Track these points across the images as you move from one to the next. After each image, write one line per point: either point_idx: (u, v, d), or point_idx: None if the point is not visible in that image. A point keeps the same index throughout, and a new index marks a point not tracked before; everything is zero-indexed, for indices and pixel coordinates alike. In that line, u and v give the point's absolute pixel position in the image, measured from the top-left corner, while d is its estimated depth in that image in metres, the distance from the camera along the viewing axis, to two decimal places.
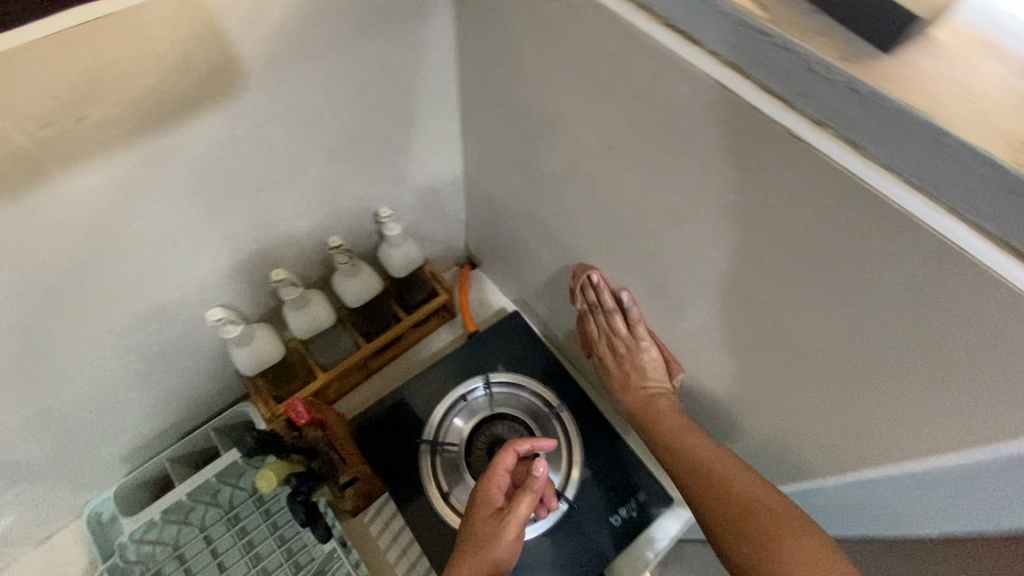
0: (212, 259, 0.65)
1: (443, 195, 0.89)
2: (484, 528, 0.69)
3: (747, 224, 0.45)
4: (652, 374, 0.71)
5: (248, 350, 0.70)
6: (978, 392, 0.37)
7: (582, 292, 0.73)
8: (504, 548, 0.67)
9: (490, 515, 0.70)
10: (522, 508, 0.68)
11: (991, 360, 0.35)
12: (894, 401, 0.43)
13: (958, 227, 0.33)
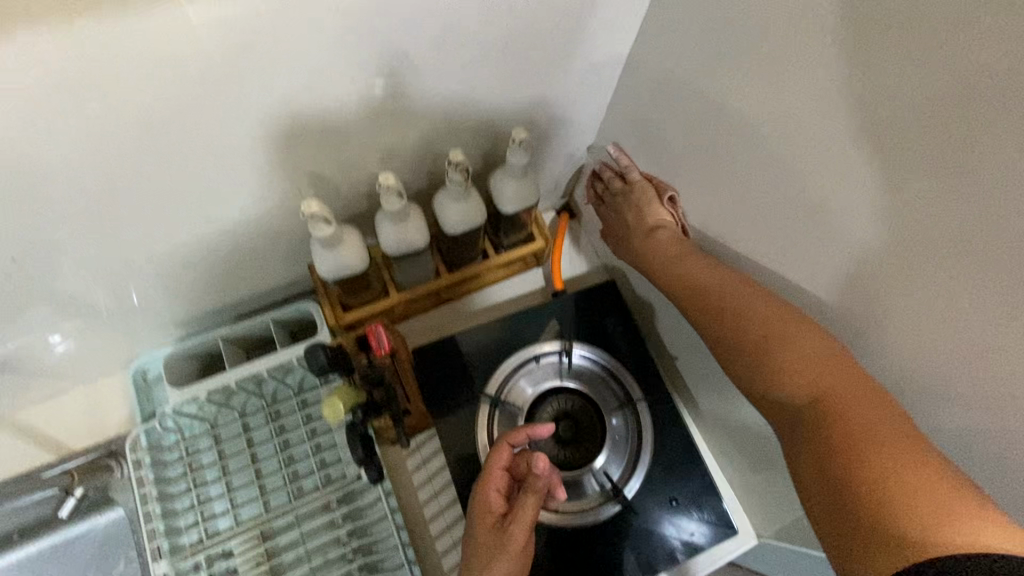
0: (318, 140, 0.55)
1: (575, 127, 0.75)
2: (488, 539, 0.62)
3: None
4: (647, 211, 0.69)
5: (332, 253, 0.62)
6: None
7: (601, 169, 0.77)
8: (511, 558, 0.61)
9: (492, 521, 0.64)
10: (525, 516, 0.62)
11: None
12: None
13: None
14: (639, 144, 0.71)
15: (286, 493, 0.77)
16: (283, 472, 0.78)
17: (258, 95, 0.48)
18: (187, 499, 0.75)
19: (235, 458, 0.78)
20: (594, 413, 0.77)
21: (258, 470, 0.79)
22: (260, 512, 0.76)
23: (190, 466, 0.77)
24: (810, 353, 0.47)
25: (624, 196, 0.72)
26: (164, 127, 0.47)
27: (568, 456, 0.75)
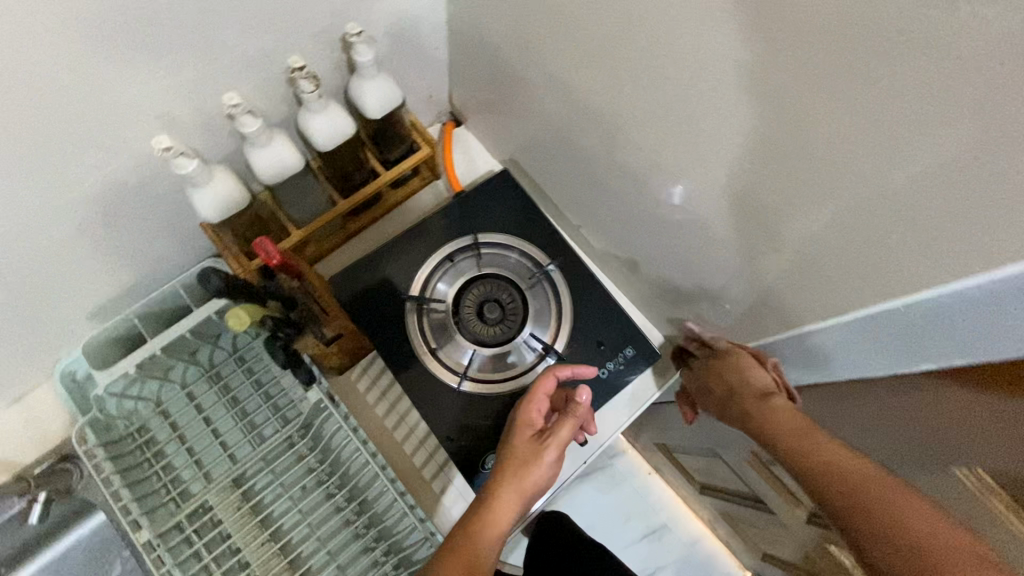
0: (157, 78, 0.55)
1: (424, 24, 0.77)
2: (527, 456, 0.67)
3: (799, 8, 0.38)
4: (750, 376, 0.69)
5: (209, 193, 0.63)
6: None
7: (691, 345, 0.83)
8: (545, 470, 0.67)
9: (534, 441, 0.69)
10: (568, 435, 0.69)
11: None
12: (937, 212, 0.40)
13: None
14: (488, 23, 0.73)
15: (249, 443, 0.81)
16: (240, 426, 0.81)
17: (72, 36, 0.46)
18: (153, 475, 0.77)
19: (191, 427, 0.80)
20: (515, 292, 0.82)
21: (215, 432, 0.81)
22: (228, 467, 0.79)
23: (147, 446, 0.79)
24: (785, 424, 0.63)
25: (711, 360, 0.77)
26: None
27: (500, 334, 0.80)
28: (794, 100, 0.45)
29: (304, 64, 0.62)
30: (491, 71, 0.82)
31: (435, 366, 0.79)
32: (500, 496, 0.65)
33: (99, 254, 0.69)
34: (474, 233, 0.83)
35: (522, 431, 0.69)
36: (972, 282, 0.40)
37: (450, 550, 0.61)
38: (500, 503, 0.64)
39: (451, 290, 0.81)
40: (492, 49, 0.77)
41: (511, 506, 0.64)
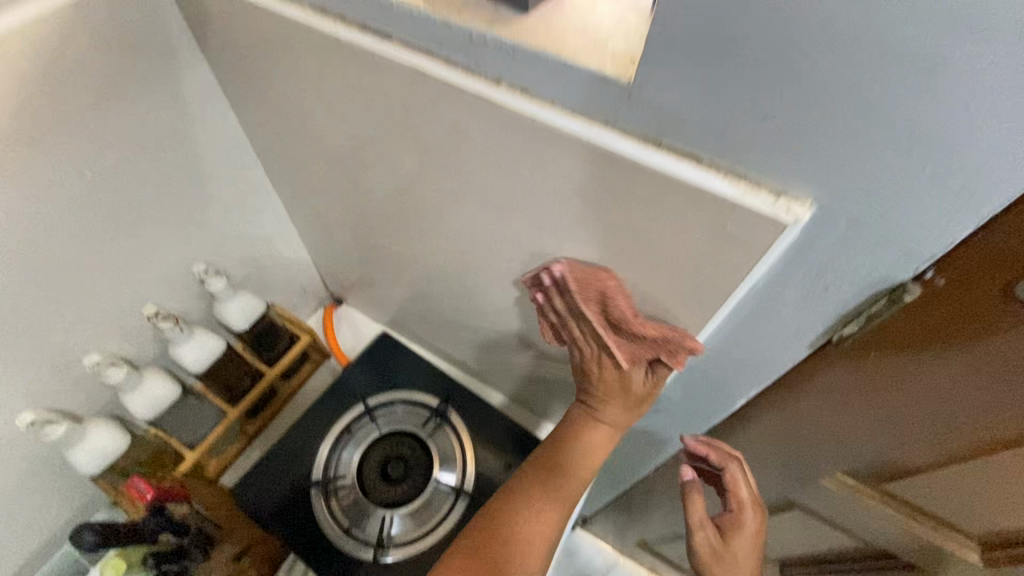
0: (15, 366, 0.60)
1: (275, 239, 0.89)
2: (553, 466, 0.60)
3: (497, 184, 0.51)
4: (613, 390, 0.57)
5: (86, 448, 0.66)
6: (688, 271, 0.45)
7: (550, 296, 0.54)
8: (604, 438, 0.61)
9: (579, 436, 0.61)
10: (604, 451, 0.61)
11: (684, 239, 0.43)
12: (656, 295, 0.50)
13: (618, 140, 0.40)
14: (327, 226, 0.86)
15: None
16: None
17: None
18: None
19: None
20: (414, 444, 0.86)
21: None
22: None
23: None
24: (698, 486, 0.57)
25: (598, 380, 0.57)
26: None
27: (410, 490, 0.82)
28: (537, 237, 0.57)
29: (158, 308, 0.70)
30: (346, 258, 0.94)
31: (354, 547, 0.79)
32: (522, 497, 0.58)
33: None
34: (365, 400, 0.89)
35: (566, 448, 0.60)
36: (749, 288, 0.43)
37: (460, 549, 0.55)
38: (534, 535, 0.56)
39: (355, 461, 0.84)
40: (340, 243, 0.90)
41: (541, 528, 0.57)
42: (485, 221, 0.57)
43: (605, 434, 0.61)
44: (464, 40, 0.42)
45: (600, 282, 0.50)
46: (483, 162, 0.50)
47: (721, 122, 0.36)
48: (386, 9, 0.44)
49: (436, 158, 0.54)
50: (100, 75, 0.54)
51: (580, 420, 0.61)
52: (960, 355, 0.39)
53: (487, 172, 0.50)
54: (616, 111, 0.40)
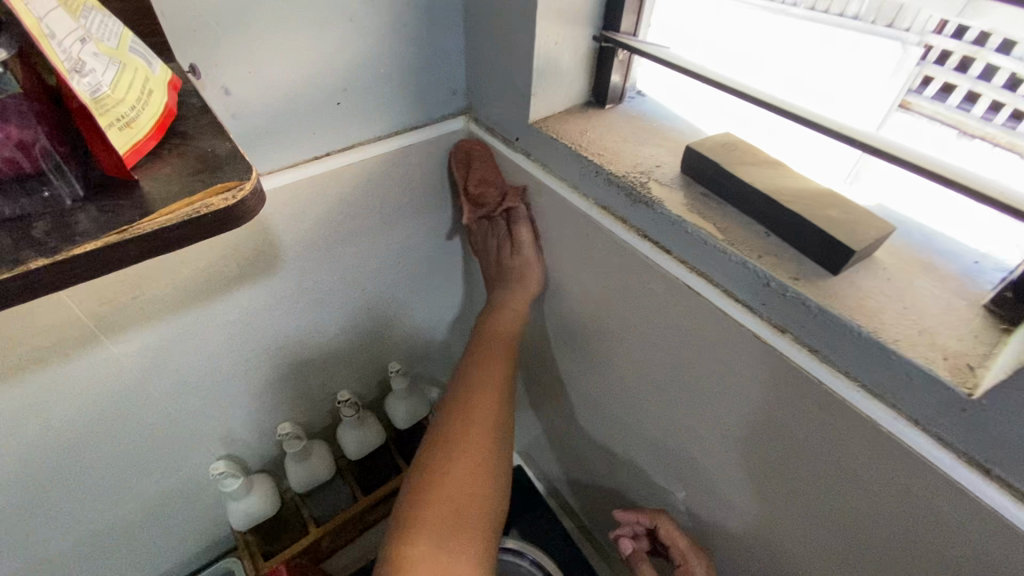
0: (226, 413, 0.67)
1: (452, 347, 0.93)
2: (468, 447, 0.54)
3: (731, 413, 0.47)
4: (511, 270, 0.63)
5: (244, 505, 0.70)
6: None
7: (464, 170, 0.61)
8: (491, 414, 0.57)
9: (487, 377, 0.60)
10: (508, 401, 0.60)
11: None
12: None
13: (925, 444, 0.34)
14: None
15: None
16: None
17: (170, 392, 0.60)
18: None
19: None
20: None
21: None
22: None
23: None
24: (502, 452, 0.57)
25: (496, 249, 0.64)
26: (80, 448, 0.56)
27: None
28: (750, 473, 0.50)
29: (349, 395, 0.75)
30: None
31: None
32: (452, 469, 0.53)
33: (128, 560, 0.72)
34: None
35: (448, 441, 0.55)
36: None
37: (406, 550, 0.48)
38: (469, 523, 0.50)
39: None
40: None
41: (472, 472, 0.53)
42: (695, 434, 0.52)
43: (492, 375, 0.60)
44: (756, 281, 0.40)
45: (467, 149, 0.62)
46: (723, 389, 0.46)
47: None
48: (674, 226, 0.45)
49: (663, 359, 0.52)
50: (390, 204, 0.63)
51: (489, 333, 0.63)
52: None
53: (724, 397, 0.47)
54: (933, 414, 0.34)
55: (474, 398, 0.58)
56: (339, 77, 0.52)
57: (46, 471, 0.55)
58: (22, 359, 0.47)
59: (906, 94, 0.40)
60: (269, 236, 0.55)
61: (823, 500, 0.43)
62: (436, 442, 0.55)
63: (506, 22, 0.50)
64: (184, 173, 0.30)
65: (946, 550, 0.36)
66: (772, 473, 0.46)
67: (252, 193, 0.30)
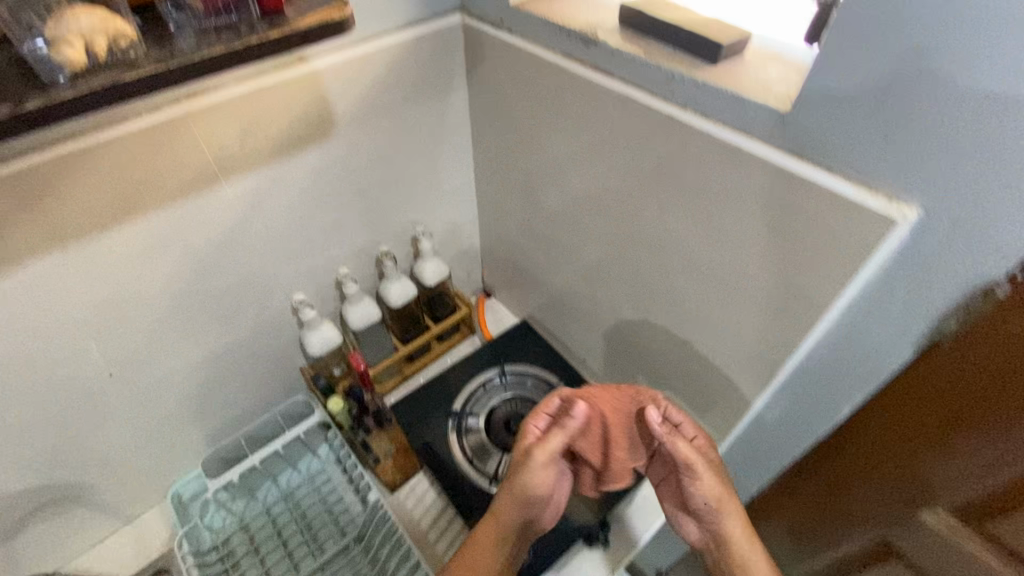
0: (297, 260, 0.87)
1: (464, 226, 1.14)
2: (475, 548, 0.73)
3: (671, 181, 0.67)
4: None
5: (318, 336, 0.92)
6: (824, 259, 0.57)
7: None
8: (511, 540, 0.72)
9: (482, 537, 0.74)
10: (530, 508, 0.74)
11: (828, 226, 0.54)
12: (791, 276, 0.61)
13: (766, 150, 0.56)
14: (505, 225, 1.08)
15: (311, 555, 0.92)
16: (304, 540, 0.94)
17: (264, 235, 0.80)
18: None
19: (265, 543, 0.94)
20: (536, 409, 1.01)
21: (284, 545, 0.94)
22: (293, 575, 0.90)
23: (227, 559, 0.91)
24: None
25: None
26: (204, 262, 0.77)
27: None
28: (688, 237, 0.70)
29: (388, 251, 0.96)
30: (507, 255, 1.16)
31: (472, 474, 0.93)
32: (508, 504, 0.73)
33: (235, 386, 0.95)
34: (501, 365, 1.07)
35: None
36: (864, 274, 0.54)
37: (474, 540, 0.74)
38: None
39: (486, 411, 1.01)
40: (508, 241, 1.11)
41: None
42: (647, 214, 0.73)
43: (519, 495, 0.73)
44: (668, 77, 0.61)
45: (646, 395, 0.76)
46: (662, 165, 0.67)
47: (860, 139, 0.50)
48: (618, 57, 0.65)
49: (623, 164, 0.72)
50: (410, 85, 0.83)
51: None
52: (943, 371, 0.53)
53: (666, 172, 0.67)
54: (768, 132, 0.56)
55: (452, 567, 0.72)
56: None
57: (185, 278, 0.76)
58: (180, 180, 0.68)
59: None
60: (325, 107, 0.76)
61: (738, 225, 0.63)
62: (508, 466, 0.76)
63: None
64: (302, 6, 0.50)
65: (795, 220, 0.57)
66: (701, 218, 0.66)
67: (349, 12, 0.49)
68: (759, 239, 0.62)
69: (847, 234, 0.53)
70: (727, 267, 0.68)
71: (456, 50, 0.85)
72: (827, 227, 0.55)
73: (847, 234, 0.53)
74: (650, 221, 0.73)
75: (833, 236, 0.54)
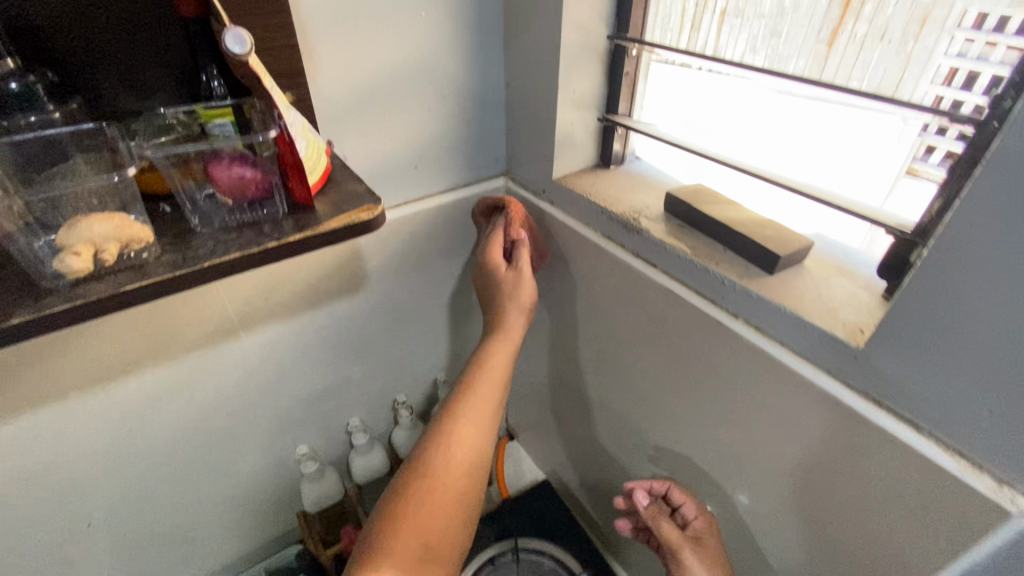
0: (309, 406, 0.82)
1: None
2: (449, 465, 0.56)
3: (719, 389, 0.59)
4: None
5: (318, 488, 0.86)
6: (909, 527, 0.46)
7: None
8: (473, 437, 0.59)
9: (441, 478, 0.55)
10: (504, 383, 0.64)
11: (915, 491, 0.45)
12: (863, 531, 0.50)
13: (836, 386, 0.48)
14: (533, 376, 1.01)
15: None
16: None
17: (277, 384, 0.77)
18: None
19: None
20: None
21: None
22: None
23: None
24: (447, 466, 0.56)
25: None
26: (209, 410, 0.73)
27: None
28: (736, 449, 0.61)
29: (406, 399, 0.91)
30: (532, 406, 1.08)
31: None
32: (467, 447, 0.58)
33: (222, 533, 0.87)
34: (514, 536, 0.95)
35: (409, 490, 0.54)
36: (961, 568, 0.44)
37: (459, 410, 0.60)
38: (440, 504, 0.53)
39: None
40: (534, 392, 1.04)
41: (460, 457, 0.57)
42: (688, 412, 0.65)
43: (483, 408, 0.61)
44: (717, 282, 0.56)
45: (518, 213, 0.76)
46: (708, 369, 0.59)
47: (955, 403, 0.41)
48: (663, 249, 0.61)
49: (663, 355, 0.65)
50: (448, 241, 0.82)
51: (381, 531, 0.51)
52: None
53: (712, 377, 0.60)
54: (835, 364, 0.48)
55: (433, 455, 0.57)
56: (411, 153, 0.72)
57: (187, 425, 0.72)
58: (200, 333, 0.66)
59: (909, 158, 0.51)
60: (359, 263, 0.74)
61: (798, 456, 0.54)
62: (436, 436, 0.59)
63: (537, 121, 0.72)
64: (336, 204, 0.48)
65: (872, 471, 0.48)
66: (751, 434, 0.58)
67: (381, 212, 0.48)
68: (823, 478, 0.52)
69: (942, 508, 0.43)
70: (781, 496, 0.57)
71: None
72: (912, 491, 0.45)
73: (940, 509, 0.44)
74: (692, 421, 0.65)
75: (921, 505, 0.45)
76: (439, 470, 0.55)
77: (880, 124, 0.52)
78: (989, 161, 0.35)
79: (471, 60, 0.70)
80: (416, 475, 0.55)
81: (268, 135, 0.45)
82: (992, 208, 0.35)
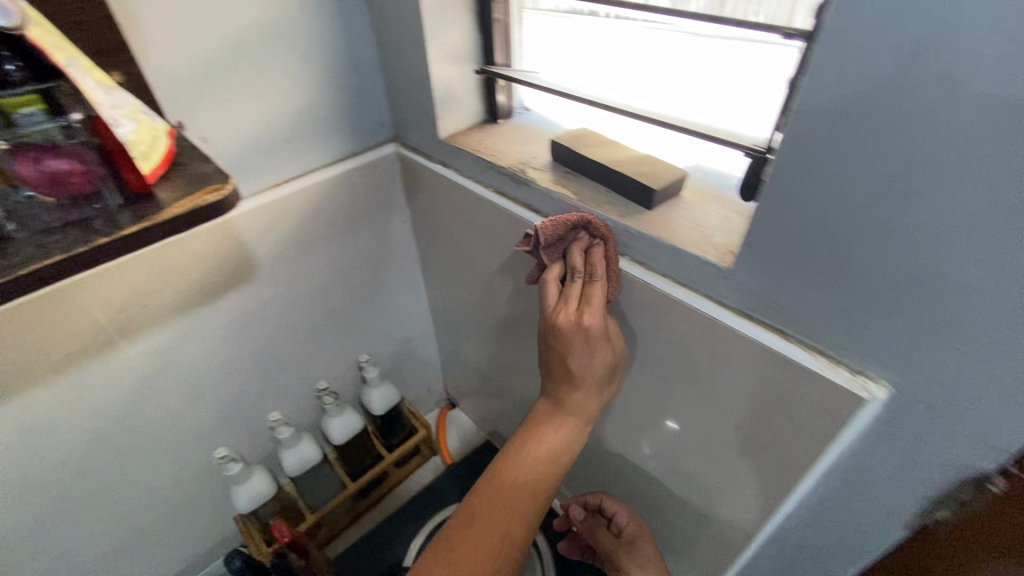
0: (222, 409, 0.79)
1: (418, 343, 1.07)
2: (525, 472, 0.54)
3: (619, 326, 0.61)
4: None
5: (247, 489, 0.83)
6: (789, 426, 0.50)
7: None
8: (553, 447, 0.55)
9: (520, 480, 0.53)
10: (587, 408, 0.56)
11: (788, 393, 0.48)
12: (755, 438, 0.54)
13: (714, 308, 0.50)
14: (460, 343, 1.01)
15: None
16: None
17: (178, 392, 0.72)
18: None
19: None
20: None
21: None
22: None
23: None
24: (516, 481, 0.53)
25: None
26: (105, 431, 0.68)
27: None
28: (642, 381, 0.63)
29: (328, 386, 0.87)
30: (465, 371, 1.08)
31: None
32: (528, 459, 0.55)
33: (155, 551, 0.84)
34: None
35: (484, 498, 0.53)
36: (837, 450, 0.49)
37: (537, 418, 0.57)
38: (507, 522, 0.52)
39: None
40: (464, 358, 1.04)
41: (535, 471, 0.54)
42: None
43: (564, 424, 0.56)
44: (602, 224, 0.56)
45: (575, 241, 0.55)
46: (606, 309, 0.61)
47: (812, 308, 0.44)
48: (550, 197, 0.61)
49: None
50: (343, 217, 0.78)
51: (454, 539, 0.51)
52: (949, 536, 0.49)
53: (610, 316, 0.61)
54: (711, 288, 0.50)
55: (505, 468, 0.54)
56: (281, 126, 0.67)
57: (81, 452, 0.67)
58: (69, 352, 0.60)
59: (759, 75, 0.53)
60: (246, 253, 0.70)
61: (693, 378, 0.56)
62: (508, 449, 0.56)
63: (413, 80, 0.69)
64: (182, 186, 0.44)
65: (752, 381, 0.51)
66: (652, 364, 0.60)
67: (232, 190, 0.44)
68: (717, 394, 0.55)
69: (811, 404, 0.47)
70: (686, 416, 0.61)
71: (393, 178, 0.81)
72: (785, 394, 0.49)
73: (811, 406, 0.47)
74: None
75: (793, 404, 0.48)
76: (513, 485, 0.53)
77: (732, 50, 0.53)
78: (811, 71, 0.36)
79: (330, 21, 0.65)
80: (495, 484, 0.54)
81: (71, 118, 0.40)
82: (827, 118, 0.36)
